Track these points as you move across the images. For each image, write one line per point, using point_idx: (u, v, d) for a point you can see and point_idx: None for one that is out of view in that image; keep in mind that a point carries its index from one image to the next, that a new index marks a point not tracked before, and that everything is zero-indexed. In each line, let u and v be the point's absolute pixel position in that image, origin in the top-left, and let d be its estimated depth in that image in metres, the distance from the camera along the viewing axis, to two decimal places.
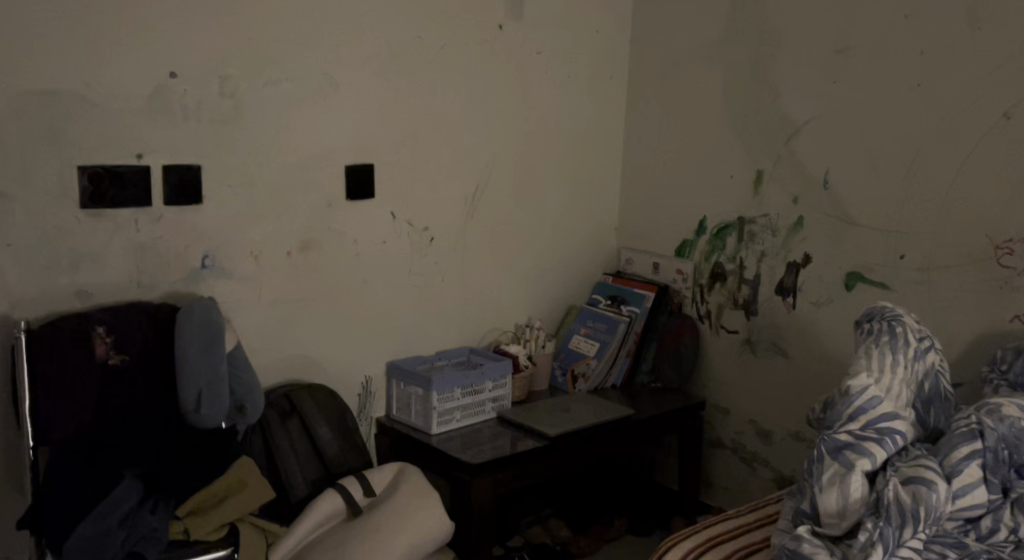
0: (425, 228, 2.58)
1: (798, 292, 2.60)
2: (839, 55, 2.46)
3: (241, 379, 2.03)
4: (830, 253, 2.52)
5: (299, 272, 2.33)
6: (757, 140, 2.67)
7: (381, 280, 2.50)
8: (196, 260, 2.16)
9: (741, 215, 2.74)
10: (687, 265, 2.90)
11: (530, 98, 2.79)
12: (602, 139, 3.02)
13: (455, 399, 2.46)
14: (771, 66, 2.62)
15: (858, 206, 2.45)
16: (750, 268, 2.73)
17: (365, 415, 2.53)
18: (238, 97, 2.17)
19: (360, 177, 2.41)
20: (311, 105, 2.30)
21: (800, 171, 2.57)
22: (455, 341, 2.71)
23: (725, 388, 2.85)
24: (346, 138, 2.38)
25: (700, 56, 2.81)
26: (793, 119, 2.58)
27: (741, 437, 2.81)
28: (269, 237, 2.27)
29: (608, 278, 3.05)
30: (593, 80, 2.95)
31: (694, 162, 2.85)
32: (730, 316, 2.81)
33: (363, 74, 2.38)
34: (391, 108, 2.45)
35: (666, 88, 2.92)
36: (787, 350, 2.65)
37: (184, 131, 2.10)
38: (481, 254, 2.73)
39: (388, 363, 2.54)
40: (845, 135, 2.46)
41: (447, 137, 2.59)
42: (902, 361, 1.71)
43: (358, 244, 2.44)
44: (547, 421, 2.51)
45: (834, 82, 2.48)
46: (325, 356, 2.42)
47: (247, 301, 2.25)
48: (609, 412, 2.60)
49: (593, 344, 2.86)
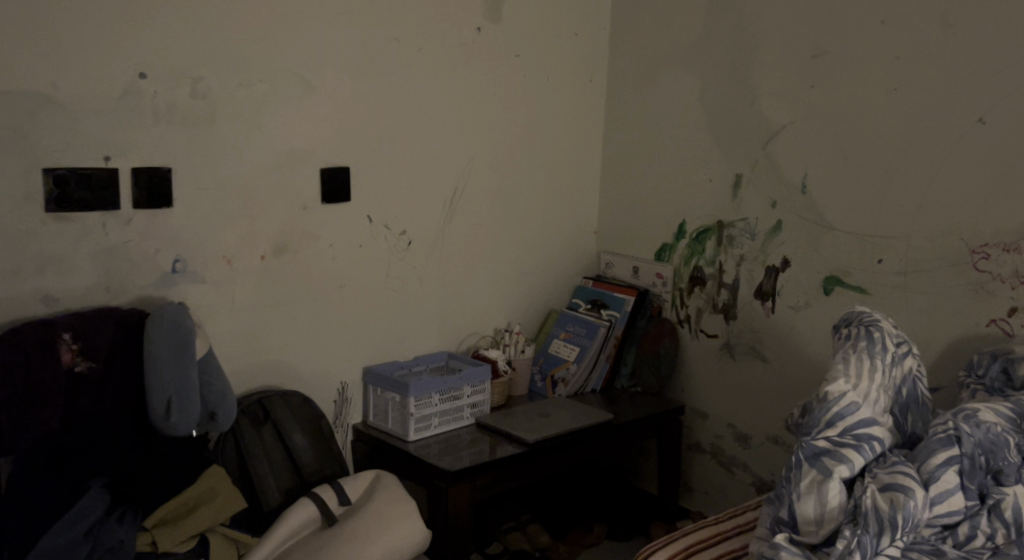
0: (403, 232, 2.55)
1: (777, 297, 2.60)
2: (816, 59, 2.45)
3: (213, 386, 2.00)
4: (809, 258, 2.51)
5: (274, 277, 2.30)
6: (735, 143, 2.67)
7: (357, 284, 2.47)
8: (167, 264, 2.12)
9: (720, 219, 2.73)
10: (666, 269, 2.89)
11: (508, 101, 2.77)
12: (580, 143, 3.01)
13: (433, 405, 2.43)
14: (749, 70, 2.61)
15: (836, 210, 2.44)
16: (729, 272, 2.72)
17: (342, 421, 2.49)
18: (209, 99, 2.14)
19: (336, 180, 2.38)
20: (284, 107, 2.27)
21: (778, 176, 2.56)
22: (433, 345, 2.69)
23: (705, 392, 2.83)
24: (322, 141, 2.35)
25: (679, 60, 2.80)
26: (771, 123, 2.57)
27: (720, 442, 2.80)
28: (243, 241, 2.23)
29: (588, 282, 3.03)
30: (572, 84, 2.93)
31: (673, 165, 2.84)
32: (709, 320, 2.79)
33: (339, 75, 2.36)
34: (367, 110, 2.43)
35: (644, 92, 2.91)
36: (766, 354, 2.64)
37: (153, 133, 2.06)
38: (460, 258, 2.71)
39: (365, 369, 2.51)
40: (823, 139, 2.45)
41: (424, 140, 2.57)
42: (880, 366, 1.69)
43: (334, 248, 2.41)
44: (525, 426, 2.49)
45: (811, 87, 2.47)
46: (300, 361, 2.38)
47: (220, 306, 2.21)
48: (588, 417, 2.58)
49: (573, 349, 2.85)
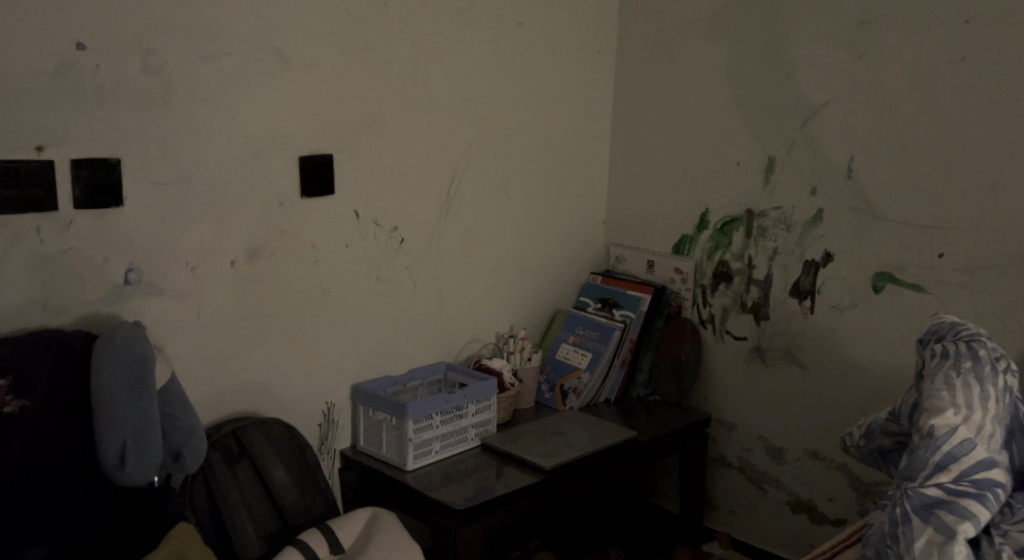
0: (394, 228, 2.22)
1: (818, 295, 2.31)
2: (864, 26, 2.15)
3: (175, 420, 1.68)
4: (855, 252, 2.22)
5: (246, 285, 1.96)
6: (767, 122, 2.36)
7: (343, 290, 2.14)
8: (118, 276, 1.77)
9: (749, 208, 2.43)
10: (687, 263, 2.59)
11: (510, 78, 2.44)
12: (587, 125, 2.69)
13: (433, 428, 2.12)
14: (783, 40, 2.31)
15: (888, 199, 2.15)
16: (760, 267, 2.42)
17: (327, 448, 2.17)
18: (164, 75, 1.79)
19: (318, 170, 2.04)
20: (256, 84, 1.92)
21: (819, 158, 2.27)
22: (429, 355, 2.36)
23: (731, 401, 2.54)
24: (301, 124, 2.01)
25: (702, 29, 2.49)
26: (810, 99, 2.27)
27: (749, 455, 2.51)
28: (210, 243, 1.89)
29: (597, 278, 2.73)
30: (579, 58, 2.61)
31: (695, 148, 2.54)
32: (736, 321, 2.50)
33: (319, 47, 2.01)
34: (353, 88, 2.09)
35: (660, 67, 2.60)
36: (803, 360, 2.35)
37: (97, 117, 1.71)
38: (457, 257, 2.39)
39: (354, 387, 2.18)
40: (872, 116, 2.16)
41: (418, 121, 2.23)
42: (993, 393, 1.40)
43: (316, 250, 2.07)
44: (538, 448, 2.18)
45: (858, 57, 2.17)
46: (279, 382, 2.05)
47: (183, 321, 1.87)
48: (608, 435, 2.27)
49: (585, 355, 2.54)
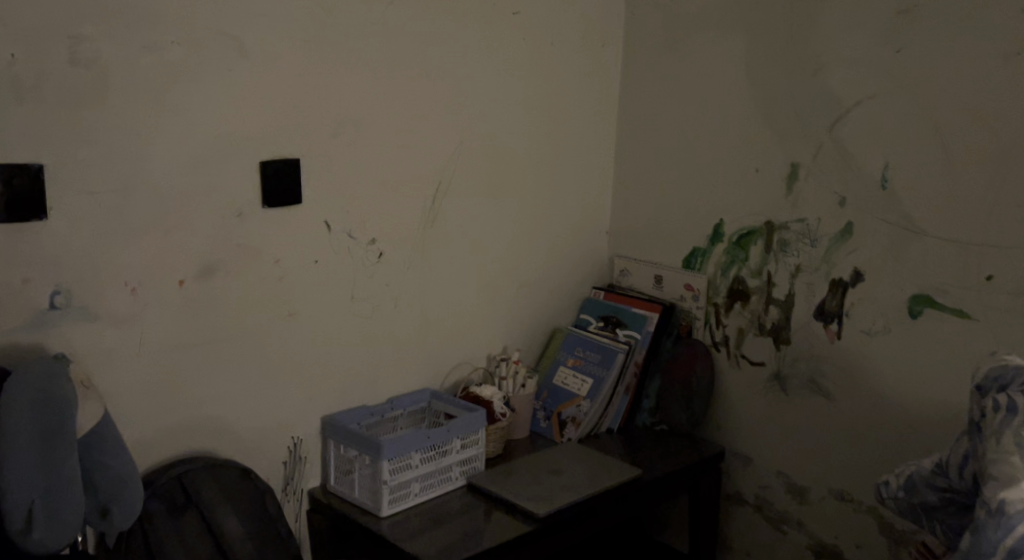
0: (372, 241, 1.98)
1: (846, 319, 2.06)
2: (903, 16, 1.91)
3: (105, 467, 1.47)
4: (890, 271, 1.97)
5: (197, 307, 1.72)
6: (791, 123, 2.12)
7: (313, 311, 1.91)
8: (41, 300, 1.54)
9: (769, 219, 2.18)
10: (698, 279, 2.34)
11: (506, 73, 2.20)
12: (591, 126, 2.45)
13: (413, 468, 1.88)
14: (810, 31, 2.06)
15: (929, 212, 1.90)
16: (780, 285, 2.18)
17: (294, 488, 1.93)
18: (97, 67, 1.56)
19: (283, 176, 1.80)
20: (209, 79, 1.68)
21: (849, 165, 2.02)
22: (412, 382, 2.13)
23: (747, 432, 2.29)
24: (263, 125, 1.77)
25: (718, 20, 2.24)
26: (840, 98, 2.03)
27: (768, 493, 2.27)
28: (155, 260, 1.66)
29: (600, 294, 2.49)
30: (581, 51, 2.37)
31: (710, 152, 2.29)
32: (753, 344, 2.25)
33: (285, 36, 1.78)
34: (325, 83, 1.85)
35: (671, 61, 2.35)
36: (828, 390, 2.11)
37: (15, 117, 1.49)
38: (444, 272, 2.15)
39: (325, 419, 1.95)
40: (911, 119, 1.91)
41: (400, 120, 1.99)
42: None
43: (280, 266, 1.84)
44: (531, 489, 1.94)
45: (895, 52, 1.93)
46: (237, 416, 1.81)
47: (122, 350, 1.64)
48: (611, 474, 2.03)
49: (585, 380, 2.30)
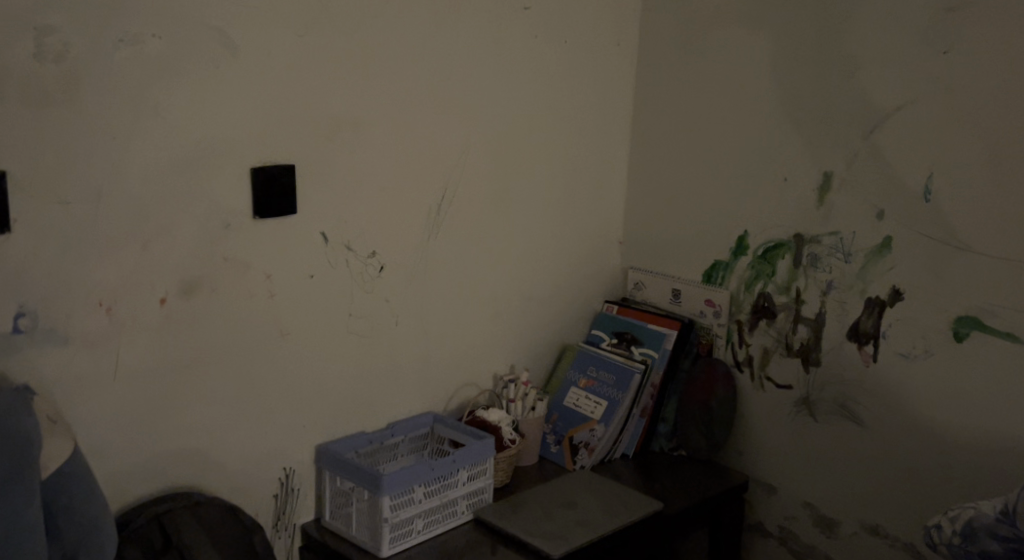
0: (372, 253, 1.83)
1: (882, 340, 1.91)
2: (948, 15, 1.76)
3: (72, 513, 1.31)
4: (933, 291, 1.82)
5: (178, 327, 1.57)
6: (823, 129, 1.96)
7: (306, 330, 1.75)
8: (3, 323, 1.39)
9: (799, 232, 2.03)
10: (719, 295, 2.19)
11: (514, 74, 2.05)
12: (604, 130, 2.29)
13: (415, 503, 1.72)
14: (845, 30, 1.91)
15: (977, 227, 1.75)
16: (810, 303, 2.03)
17: (285, 524, 1.78)
18: (67, 63, 1.40)
19: (274, 184, 1.64)
20: (192, 76, 1.52)
21: (887, 175, 1.87)
22: (413, 405, 1.97)
23: (772, 459, 2.14)
24: (253, 128, 1.61)
25: (742, 18, 2.09)
26: (878, 102, 1.87)
27: (793, 525, 2.12)
28: (132, 277, 1.51)
29: (613, 309, 2.33)
30: (594, 50, 2.21)
31: (732, 158, 2.14)
32: (779, 366, 2.10)
33: (277, 30, 1.62)
34: (320, 82, 1.69)
35: (691, 62, 2.20)
36: (861, 417, 1.96)
37: None
38: (448, 287, 1.99)
39: (319, 448, 1.79)
40: (958, 126, 1.76)
41: (401, 123, 1.83)
42: None
43: (272, 282, 1.68)
44: (544, 524, 1.79)
45: (939, 53, 1.78)
46: (222, 446, 1.66)
47: (94, 376, 1.49)
48: (628, 507, 1.87)
49: (599, 403, 2.14)
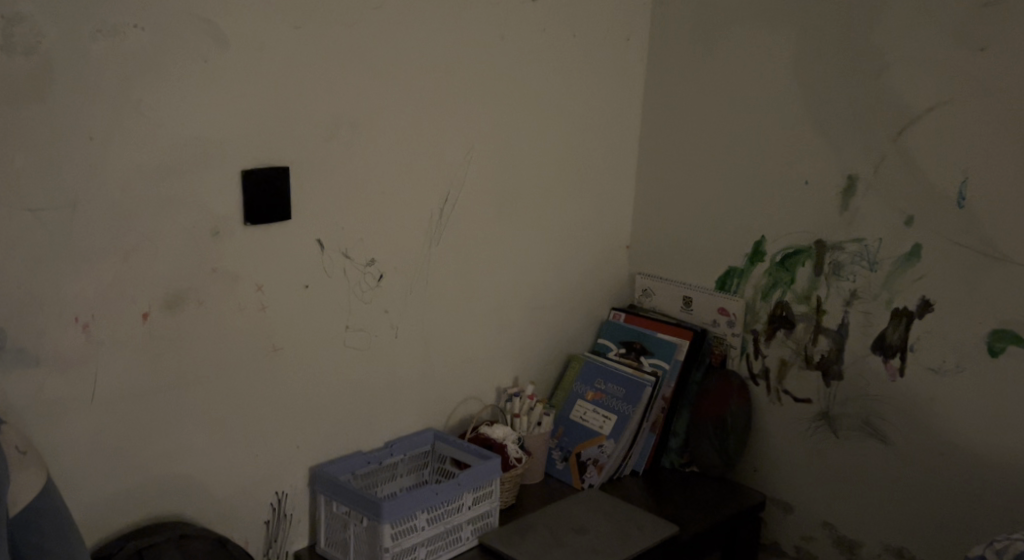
0: (370, 261, 1.71)
1: (909, 354, 1.81)
2: (987, 11, 1.65)
3: (45, 553, 1.19)
4: (966, 302, 1.72)
5: (163, 343, 1.45)
6: (849, 129, 1.86)
7: (301, 344, 1.63)
8: None
9: (820, 238, 1.93)
10: (734, 303, 2.08)
11: (520, 70, 1.93)
12: (613, 130, 2.18)
13: (418, 530, 1.61)
14: (873, 25, 1.80)
15: (1016, 236, 1.65)
16: (832, 313, 1.92)
17: (278, 550, 1.66)
18: (39, 57, 1.27)
19: (266, 188, 1.52)
20: (177, 71, 1.40)
21: (917, 179, 1.77)
22: (413, 421, 1.86)
23: (789, 476, 2.04)
24: (243, 127, 1.49)
25: (761, 12, 1.97)
26: (909, 102, 1.76)
27: (812, 545, 2.01)
28: (112, 290, 1.38)
29: (621, 316, 2.22)
30: (603, 44, 2.10)
31: (749, 160, 2.03)
32: (798, 379, 2.00)
33: (270, 22, 1.49)
34: (316, 78, 1.57)
35: (706, 58, 2.09)
36: (886, 434, 1.85)
37: None
38: (450, 296, 1.87)
39: (314, 471, 1.67)
40: (996, 130, 1.65)
41: (401, 122, 1.71)
42: None
43: (264, 293, 1.56)
44: (554, 551, 1.68)
45: (976, 51, 1.67)
46: (210, 471, 1.54)
47: (70, 399, 1.36)
48: (643, 531, 1.76)
49: (608, 418, 2.03)
